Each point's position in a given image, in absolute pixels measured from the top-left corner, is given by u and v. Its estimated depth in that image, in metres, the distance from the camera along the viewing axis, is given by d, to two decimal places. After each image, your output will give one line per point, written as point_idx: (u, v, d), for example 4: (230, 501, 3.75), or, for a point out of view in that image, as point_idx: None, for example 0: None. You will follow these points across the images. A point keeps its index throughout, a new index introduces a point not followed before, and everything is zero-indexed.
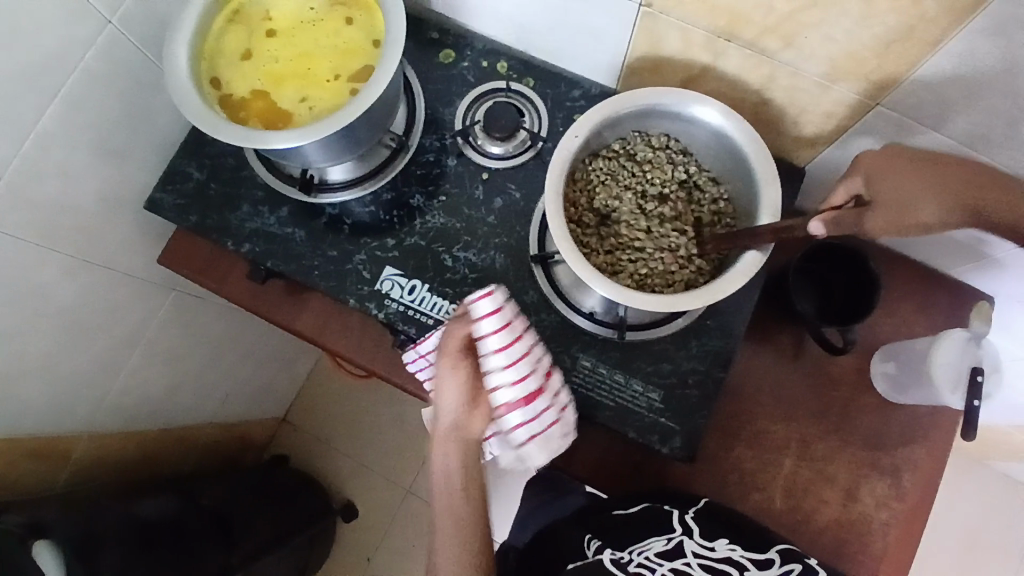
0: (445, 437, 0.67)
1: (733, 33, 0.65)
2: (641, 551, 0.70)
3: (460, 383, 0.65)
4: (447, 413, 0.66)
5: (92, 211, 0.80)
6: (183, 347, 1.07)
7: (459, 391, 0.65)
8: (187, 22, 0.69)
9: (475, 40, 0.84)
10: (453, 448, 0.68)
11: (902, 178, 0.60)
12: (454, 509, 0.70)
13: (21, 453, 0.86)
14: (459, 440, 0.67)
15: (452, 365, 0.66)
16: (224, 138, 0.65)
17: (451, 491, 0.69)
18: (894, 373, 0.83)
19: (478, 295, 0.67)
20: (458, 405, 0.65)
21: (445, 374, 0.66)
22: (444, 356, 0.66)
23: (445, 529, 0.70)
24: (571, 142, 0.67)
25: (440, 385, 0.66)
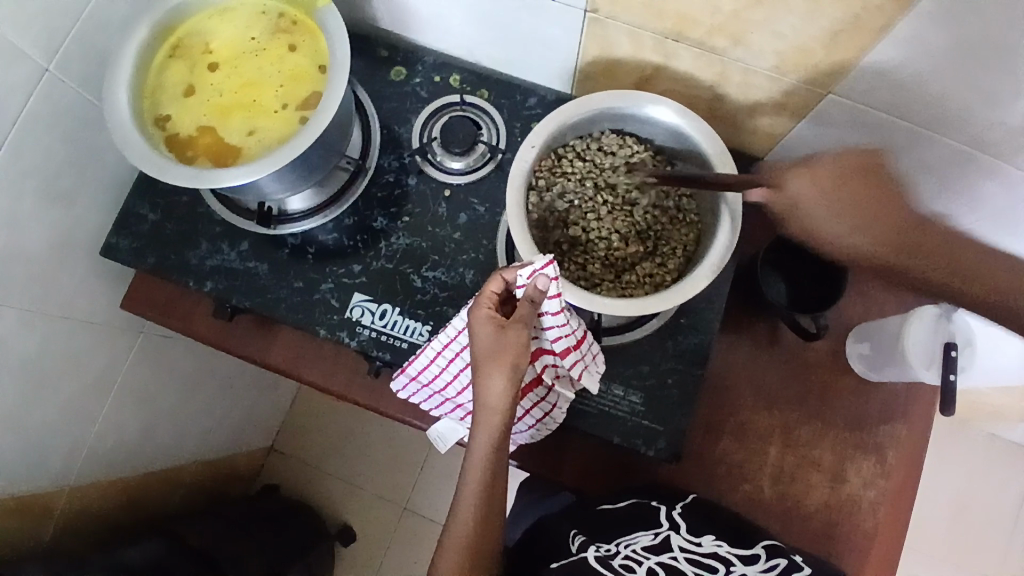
0: (491, 418, 0.60)
1: (682, 34, 0.64)
2: (628, 544, 0.68)
3: (524, 358, 0.59)
4: (492, 390, 0.59)
5: (44, 262, 0.77)
6: (156, 388, 1.05)
7: (521, 365, 0.59)
8: (123, 62, 0.66)
9: (426, 55, 0.83)
10: (484, 429, 0.60)
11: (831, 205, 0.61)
12: (473, 507, 0.61)
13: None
14: (495, 422, 0.60)
15: (518, 332, 0.59)
16: (172, 179, 0.63)
17: (477, 486, 0.61)
18: (870, 353, 0.83)
19: (541, 263, 0.59)
20: (517, 383, 0.59)
21: (512, 340, 0.59)
22: (516, 324, 0.59)
23: (458, 535, 0.61)
24: (530, 152, 0.66)
25: (514, 360, 0.58)
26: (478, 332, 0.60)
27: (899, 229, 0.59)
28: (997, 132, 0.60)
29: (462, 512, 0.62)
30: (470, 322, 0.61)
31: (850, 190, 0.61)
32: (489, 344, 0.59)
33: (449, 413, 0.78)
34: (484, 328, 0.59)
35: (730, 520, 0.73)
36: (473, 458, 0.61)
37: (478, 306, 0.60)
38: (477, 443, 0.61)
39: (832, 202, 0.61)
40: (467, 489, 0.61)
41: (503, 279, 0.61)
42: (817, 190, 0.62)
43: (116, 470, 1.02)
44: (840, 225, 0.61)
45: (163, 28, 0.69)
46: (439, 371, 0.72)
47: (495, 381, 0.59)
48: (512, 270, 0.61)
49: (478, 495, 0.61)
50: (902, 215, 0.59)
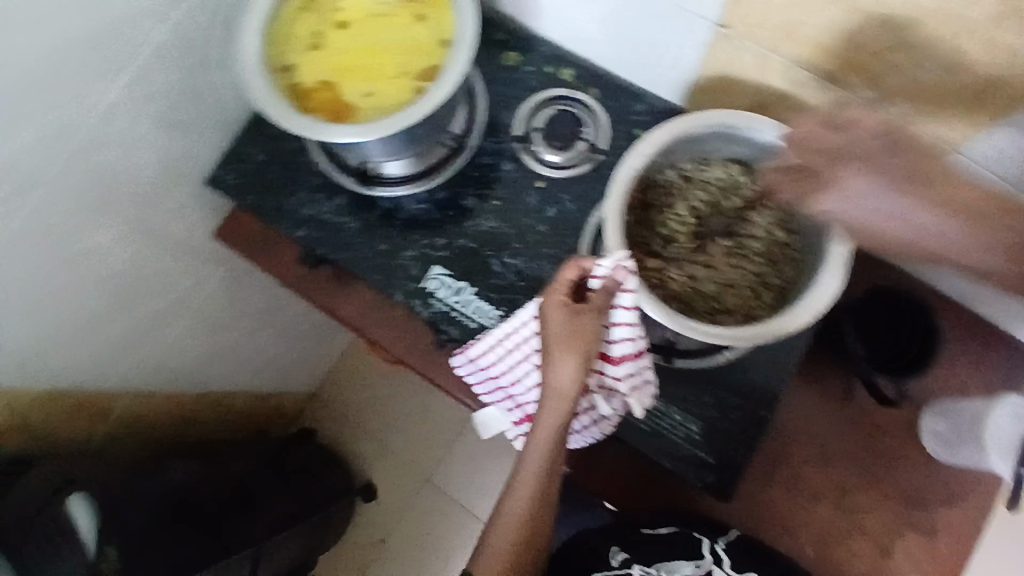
0: (560, 404, 0.61)
1: (815, 64, 0.62)
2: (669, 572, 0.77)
3: (595, 346, 0.60)
4: (562, 377, 0.60)
5: (154, 181, 0.82)
6: (227, 319, 1.10)
7: (591, 353, 0.60)
8: (262, 7, 0.69)
9: (542, 44, 0.83)
10: (550, 417, 0.61)
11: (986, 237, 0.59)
12: (529, 489, 0.64)
13: (60, 407, 0.90)
14: (563, 407, 0.61)
15: (591, 321, 0.60)
16: (288, 125, 0.66)
17: (537, 469, 0.63)
18: (945, 432, 0.79)
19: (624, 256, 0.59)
20: (584, 372, 0.60)
21: (585, 329, 0.60)
22: (589, 312, 0.60)
23: (512, 512, 0.64)
24: (637, 161, 0.65)
25: (586, 349, 0.60)
26: (550, 318, 0.60)
27: None
28: None
29: (518, 492, 0.64)
30: (542, 306, 0.61)
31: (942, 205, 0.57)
32: (563, 331, 0.59)
33: (498, 403, 0.78)
34: (558, 314, 0.60)
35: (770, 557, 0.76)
36: (533, 443, 0.63)
37: (552, 293, 0.60)
38: (541, 427, 0.62)
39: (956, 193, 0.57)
40: (524, 472, 0.63)
41: (580, 267, 0.60)
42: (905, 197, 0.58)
43: (177, 385, 1.09)
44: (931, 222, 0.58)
45: None
46: (498, 358, 0.73)
47: (566, 368, 0.60)
48: (589, 260, 0.60)
49: (535, 480, 0.64)
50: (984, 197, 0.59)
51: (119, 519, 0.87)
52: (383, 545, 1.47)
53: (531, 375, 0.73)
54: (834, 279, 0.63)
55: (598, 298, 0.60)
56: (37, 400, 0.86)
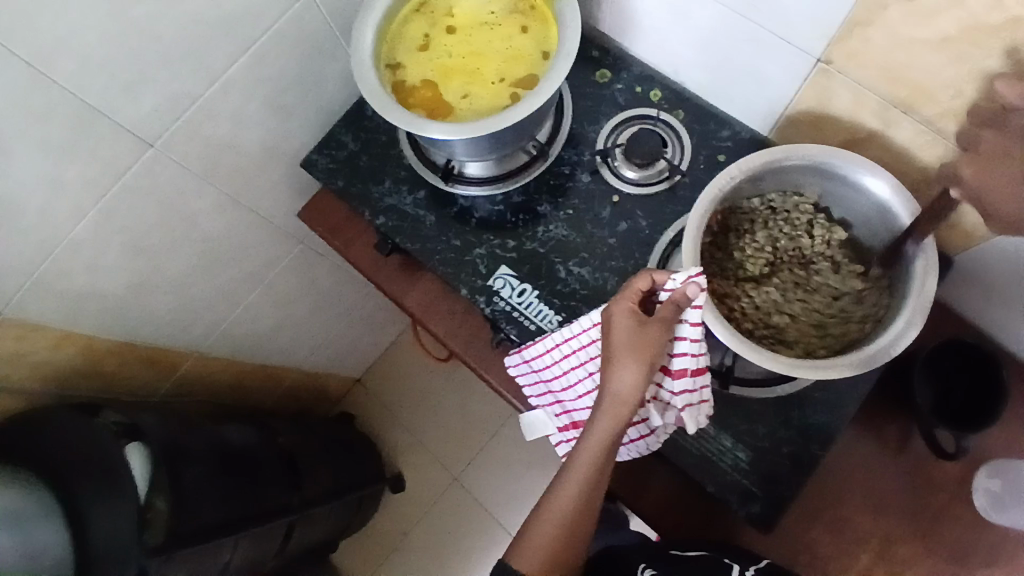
0: (618, 410, 0.62)
1: (911, 107, 0.63)
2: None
3: (659, 358, 0.62)
4: (623, 382, 0.62)
5: (252, 157, 0.88)
6: (294, 295, 1.15)
7: (654, 363, 0.62)
8: (379, 4, 0.74)
9: (634, 65, 0.86)
10: (606, 420, 0.62)
11: None
12: (575, 490, 0.65)
13: (134, 357, 0.94)
14: (620, 414, 0.62)
15: (657, 332, 0.62)
16: (391, 117, 0.70)
17: (586, 471, 0.64)
18: (999, 492, 0.77)
19: (696, 272, 0.60)
20: (646, 380, 0.61)
21: (650, 338, 0.62)
22: (657, 323, 0.62)
23: (555, 511, 0.65)
24: (723, 183, 0.67)
25: (650, 357, 0.61)
26: (617, 324, 0.62)
27: None
28: None
29: (563, 492, 0.65)
30: (610, 312, 0.63)
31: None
32: (628, 337, 0.62)
33: (545, 407, 0.80)
34: (625, 321, 0.62)
35: None
36: (584, 445, 0.64)
37: (621, 300, 0.63)
38: (595, 430, 0.63)
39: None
40: (573, 472, 0.64)
41: (652, 279, 0.63)
42: None
43: (240, 352, 1.14)
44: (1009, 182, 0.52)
45: None
46: (551, 362, 0.76)
47: (627, 373, 0.61)
48: (662, 273, 0.62)
49: (582, 482, 0.64)
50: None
51: (183, 471, 0.91)
52: (405, 536, 1.50)
53: (585, 382, 0.75)
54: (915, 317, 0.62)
55: (666, 311, 0.62)
56: (117, 349, 0.91)
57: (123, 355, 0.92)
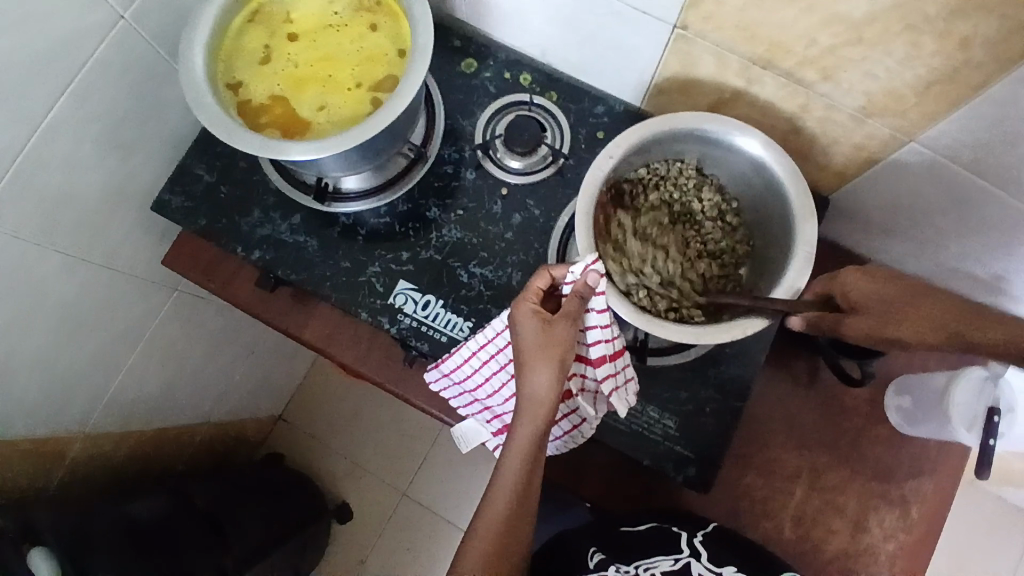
0: (537, 412, 0.60)
1: (770, 62, 0.63)
2: (647, 568, 0.72)
3: (570, 354, 0.59)
4: (538, 384, 0.59)
5: (97, 208, 0.77)
6: (182, 346, 1.05)
7: (566, 360, 0.59)
8: (206, 20, 0.66)
9: (499, 50, 0.82)
10: (526, 425, 0.60)
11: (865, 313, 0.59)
12: (504, 502, 0.61)
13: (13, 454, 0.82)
14: (539, 417, 0.60)
15: (564, 328, 0.59)
16: (241, 144, 0.63)
17: (513, 481, 0.61)
18: (908, 406, 0.82)
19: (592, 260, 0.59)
20: (559, 379, 0.59)
21: (559, 336, 0.59)
22: (563, 319, 0.59)
23: (486, 528, 0.61)
24: (607, 162, 0.65)
25: (561, 354, 0.59)
26: (523, 327, 0.60)
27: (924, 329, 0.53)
28: None
29: (493, 506, 0.61)
30: (514, 316, 0.60)
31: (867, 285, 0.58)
32: (535, 338, 0.59)
33: (476, 415, 0.78)
34: (530, 323, 0.59)
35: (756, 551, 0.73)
36: (509, 454, 0.61)
37: (523, 301, 0.60)
38: (517, 437, 0.60)
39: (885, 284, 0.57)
40: (500, 483, 0.61)
41: (551, 275, 0.60)
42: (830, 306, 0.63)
43: (134, 421, 1.03)
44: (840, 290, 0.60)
45: None
46: (472, 371, 0.72)
47: (540, 375, 0.59)
48: (560, 267, 0.60)
49: (511, 493, 0.61)
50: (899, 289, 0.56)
51: (89, 562, 0.82)
52: (362, 565, 1.43)
53: (508, 385, 0.72)
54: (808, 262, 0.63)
55: (571, 304, 0.59)
56: None
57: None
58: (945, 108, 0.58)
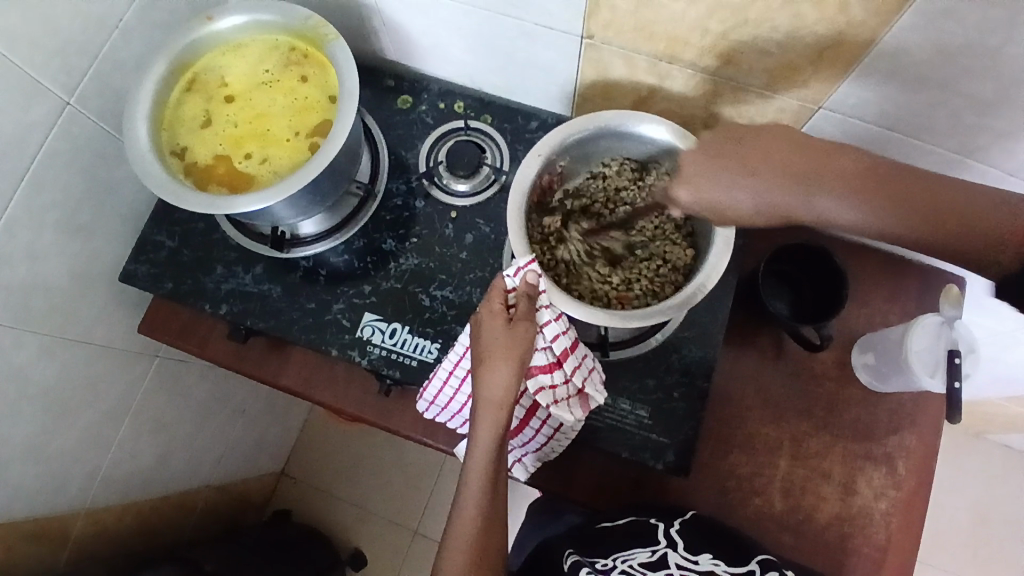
0: (496, 412, 0.62)
1: (673, 56, 0.67)
2: (626, 559, 0.69)
3: (528, 356, 0.62)
4: (496, 385, 0.61)
5: (66, 288, 0.80)
6: (171, 413, 1.07)
7: (524, 362, 0.62)
8: (145, 95, 0.70)
9: (431, 84, 0.87)
10: (488, 424, 0.62)
11: (746, 169, 0.58)
12: (477, 500, 0.63)
13: (21, 534, 0.83)
14: (498, 416, 0.62)
15: (527, 330, 0.62)
16: (189, 205, 0.66)
17: (480, 480, 0.63)
18: (874, 363, 0.84)
19: (523, 260, 0.63)
20: (517, 381, 0.61)
21: (519, 337, 0.62)
22: (523, 321, 0.62)
23: (462, 529, 0.63)
24: (535, 162, 0.69)
25: (519, 354, 0.61)
26: (485, 325, 0.63)
27: (902, 206, 0.51)
28: (986, 137, 0.62)
29: (466, 507, 0.63)
30: (479, 317, 0.63)
31: (728, 164, 0.60)
32: (498, 339, 0.62)
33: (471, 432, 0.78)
34: (496, 323, 0.62)
35: (731, 539, 0.72)
36: (475, 456, 0.63)
37: (487, 303, 0.64)
38: (480, 438, 0.63)
39: (721, 166, 0.61)
40: (470, 482, 0.63)
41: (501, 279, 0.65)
42: (700, 192, 0.62)
43: (132, 493, 1.03)
44: (850, 212, 0.53)
45: (181, 64, 0.73)
46: (452, 392, 0.74)
47: (499, 375, 0.61)
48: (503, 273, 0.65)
49: (481, 493, 0.63)
50: (865, 162, 0.53)
51: None
52: None
53: None
54: (727, 235, 0.66)
55: (522, 306, 0.63)
56: None
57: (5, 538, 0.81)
58: (841, 73, 0.62)
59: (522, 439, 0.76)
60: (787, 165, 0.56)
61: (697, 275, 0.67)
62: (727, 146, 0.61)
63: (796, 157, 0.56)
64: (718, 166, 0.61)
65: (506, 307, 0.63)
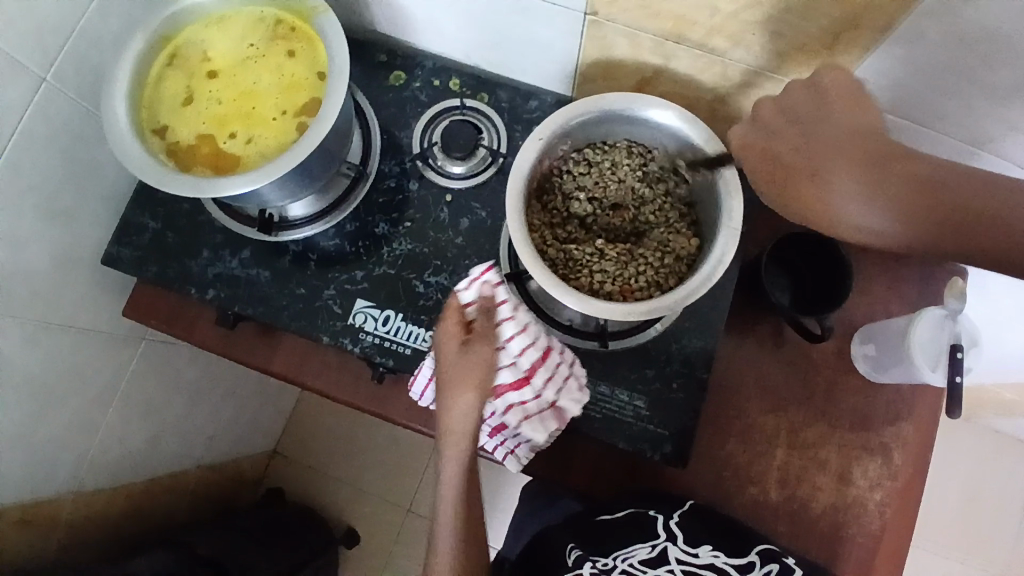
0: (457, 432, 0.64)
1: (680, 36, 0.64)
2: (626, 557, 0.70)
3: (484, 377, 0.63)
4: (455, 408, 0.63)
5: (48, 273, 0.77)
6: (160, 396, 1.05)
7: (481, 387, 0.63)
8: (123, 70, 0.66)
9: (425, 60, 0.83)
10: (457, 444, 0.64)
11: (803, 134, 0.57)
12: (451, 518, 0.66)
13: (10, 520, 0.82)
14: (462, 437, 0.64)
15: (483, 352, 0.63)
16: (171, 189, 0.63)
17: (453, 492, 0.65)
18: (875, 354, 0.83)
19: (481, 272, 0.65)
20: (480, 405, 0.63)
21: (471, 360, 0.63)
22: (475, 342, 0.63)
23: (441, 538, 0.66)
24: (536, 146, 0.66)
25: (475, 378, 0.62)
26: (444, 347, 0.64)
27: (928, 204, 0.49)
28: (1004, 127, 0.59)
29: (444, 524, 0.66)
30: (438, 338, 0.65)
31: (793, 130, 0.58)
32: (453, 364, 0.63)
33: None
34: (450, 347, 0.64)
35: (730, 524, 0.73)
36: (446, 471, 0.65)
37: (444, 323, 0.65)
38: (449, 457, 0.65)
39: (780, 138, 0.59)
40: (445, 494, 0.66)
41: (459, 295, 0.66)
42: (769, 132, 0.60)
43: (122, 477, 1.02)
44: (873, 210, 0.51)
45: (161, 37, 0.69)
46: None
47: (458, 400, 0.63)
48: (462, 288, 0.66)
49: (455, 508, 0.66)
50: (906, 162, 0.51)
51: None
52: None
53: None
54: (734, 226, 0.64)
55: (478, 324, 0.64)
56: None
57: None
58: (855, 58, 0.59)
59: (518, 427, 0.74)
60: (825, 152, 0.55)
61: (701, 267, 0.65)
62: (797, 106, 0.59)
63: (839, 144, 0.54)
64: (785, 126, 0.59)
65: (462, 327, 0.64)
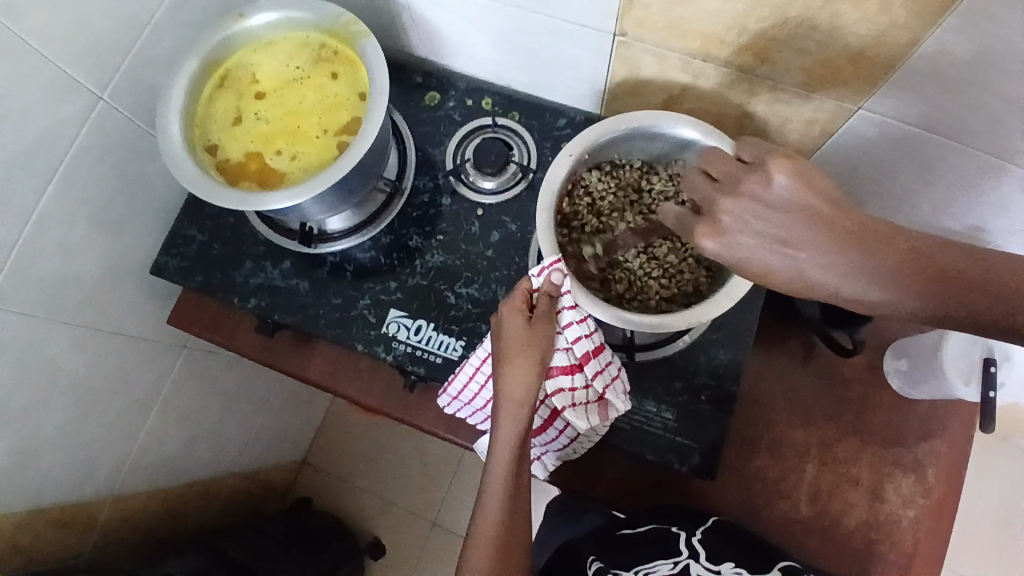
0: (516, 411, 0.62)
1: (707, 54, 0.66)
2: (647, 572, 0.68)
3: (547, 355, 0.62)
4: (516, 383, 0.61)
5: (98, 280, 0.82)
6: (197, 402, 1.08)
7: (545, 360, 0.62)
8: (177, 90, 0.71)
9: (458, 80, 0.87)
10: (509, 426, 0.62)
11: (807, 232, 0.51)
12: (498, 497, 0.63)
13: (48, 521, 0.85)
14: (519, 415, 0.62)
15: (546, 330, 0.63)
16: (220, 202, 0.67)
17: (501, 478, 0.62)
18: (907, 368, 0.82)
19: (549, 261, 0.63)
20: (539, 377, 0.61)
21: (538, 336, 0.62)
22: (542, 319, 0.63)
23: (485, 529, 0.63)
24: (567, 161, 0.69)
25: (540, 354, 0.62)
26: (507, 324, 0.63)
27: (941, 277, 0.46)
28: None
29: (488, 504, 0.63)
30: (500, 317, 0.64)
31: (799, 216, 0.51)
32: (518, 337, 0.62)
33: None
34: (515, 321, 0.63)
35: (753, 546, 0.72)
36: (494, 457, 0.63)
37: (507, 304, 0.64)
38: (499, 440, 0.63)
39: (805, 209, 0.51)
40: (493, 482, 0.63)
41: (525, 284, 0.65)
42: (765, 210, 0.52)
43: (156, 481, 1.05)
44: (840, 266, 0.49)
45: (213, 61, 0.74)
46: (478, 389, 0.74)
47: (520, 373, 0.61)
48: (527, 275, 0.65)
49: (504, 486, 0.63)
50: (897, 244, 0.48)
51: None
52: None
53: None
54: None
55: (544, 305, 0.63)
56: (27, 519, 0.82)
57: (34, 523, 0.83)
58: (881, 74, 0.60)
59: (545, 438, 0.76)
60: (836, 256, 0.49)
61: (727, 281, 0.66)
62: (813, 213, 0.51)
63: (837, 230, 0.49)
64: (793, 215, 0.51)
65: (526, 304, 0.64)
